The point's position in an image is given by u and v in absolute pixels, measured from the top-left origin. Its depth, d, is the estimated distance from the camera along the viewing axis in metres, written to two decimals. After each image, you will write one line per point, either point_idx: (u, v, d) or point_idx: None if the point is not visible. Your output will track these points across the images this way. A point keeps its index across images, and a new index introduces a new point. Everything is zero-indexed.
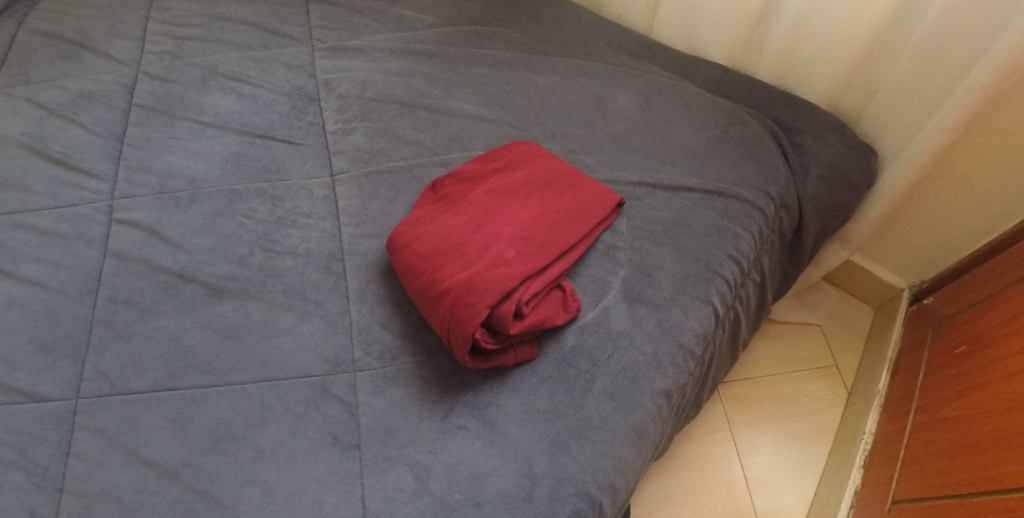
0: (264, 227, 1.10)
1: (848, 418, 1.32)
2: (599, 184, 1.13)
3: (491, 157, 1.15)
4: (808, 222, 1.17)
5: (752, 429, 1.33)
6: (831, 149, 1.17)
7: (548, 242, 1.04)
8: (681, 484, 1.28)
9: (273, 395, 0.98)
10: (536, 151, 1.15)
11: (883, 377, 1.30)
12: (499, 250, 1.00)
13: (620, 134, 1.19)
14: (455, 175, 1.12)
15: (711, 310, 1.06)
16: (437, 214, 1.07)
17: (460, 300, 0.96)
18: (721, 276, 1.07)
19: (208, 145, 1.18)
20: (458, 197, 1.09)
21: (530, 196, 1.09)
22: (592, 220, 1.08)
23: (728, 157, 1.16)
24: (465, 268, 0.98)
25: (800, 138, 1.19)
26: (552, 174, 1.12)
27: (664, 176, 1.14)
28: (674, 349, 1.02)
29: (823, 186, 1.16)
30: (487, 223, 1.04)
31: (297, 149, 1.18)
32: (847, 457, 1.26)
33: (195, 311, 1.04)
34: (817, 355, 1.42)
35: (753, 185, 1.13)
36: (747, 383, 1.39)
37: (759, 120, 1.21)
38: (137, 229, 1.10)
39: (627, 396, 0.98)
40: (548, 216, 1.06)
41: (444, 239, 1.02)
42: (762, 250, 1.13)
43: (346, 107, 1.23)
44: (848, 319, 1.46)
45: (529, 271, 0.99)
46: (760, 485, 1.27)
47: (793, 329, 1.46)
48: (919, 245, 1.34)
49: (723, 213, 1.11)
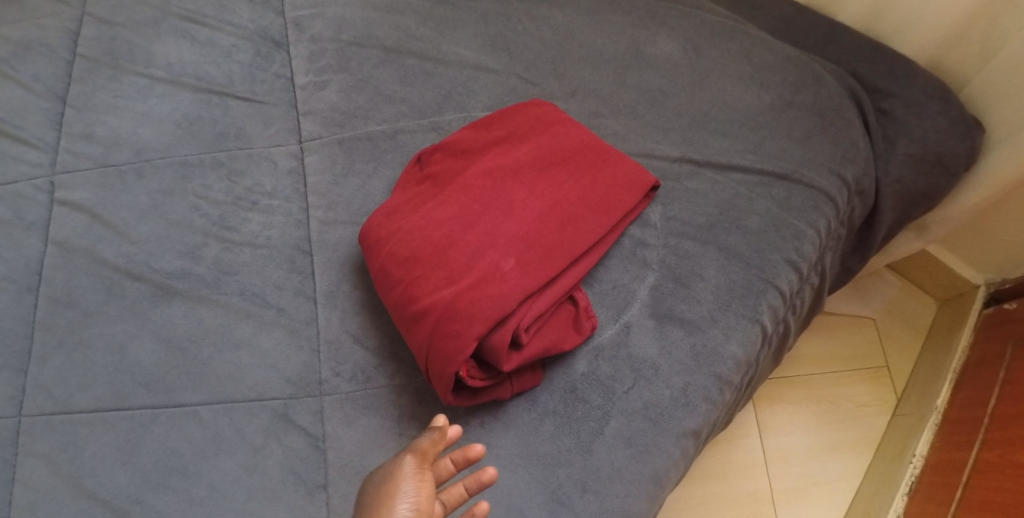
0: (221, 209, 0.93)
1: (895, 431, 1.18)
2: (630, 160, 0.90)
3: (496, 123, 0.92)
4: (883, 211, 0.96)
5: (781, 436, 1.20)
6: (928, 122, 0.92)
7: (559, 243, 0.82)
8: (700, 493, 1.16)
9: (228, 422, 0.84)
10: (552, 116, 0.92)
11: (942, 392, 1.15)
12: (495, 257, 0.79)
13: (658, 92, 0.96)
14: (447, 147, 0.90)
15: (760, 331, 0.85)
16: (420, 203, 0.85)
17: (441, 327, 0.76)
18: (775, 287, 0.86)
19: (158, 107, 1.00)
20: (448, 180, 0.87)
21: (540, 179, 0.86)
22: (617, 210, 0.86)
23: (798, 127, 0.92)
24: (450, 281, 0.78)
25: (887, 104, 0.95)
26: (569, 147, 0.89)
27: (713, 151, 0.91)
28: (708, 382, 0.83)
29: (910, 168, 0.93)
30: (481, 217, 0.82)
31: (259, 109, 0.98)
32: (891, 477, 1.13)
33: (141, 315, 0.88)
34: (867, 354, 1.26)
35: (825, 167, 0.90)
36: (785, 385, 1.24)
37: (839, 79, 0.97)
38: (79, 213, 0.94)
39: (646, 441, 0.81)
40: (562, 206, 0.84)
41: (427, 239, 0.81)
42: (826, 248, 0.92)
43: (319, 54, 1.01)
44: (907, 313, 1.29)
45: (533, 288, 0.78)
46: (786, 498, 1.15)
47: (840, 323, 1.29)
48: (1011, 240, 1.15)
49: (785, 202, 0.89)
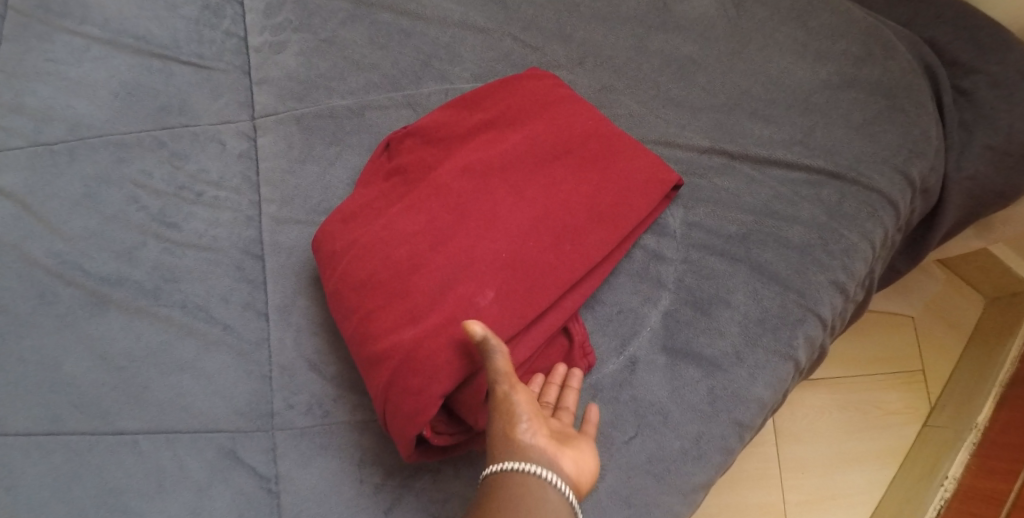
0: (161, 201, 0.79)
1: (924, 445, 1.04)
2: (646, 151, 0.72)
3: (480, 100, 0.74)
4: (948, 211, 0.79)
5: (799, 443, 1.04)
6: (1017, 109, 0.76)
7: (552, 266, 0.65)
8: (705, 503, 1.01)
9: (170, 456, 0.72)
10: (552, 92, 0.74)
11: (984, 408, 1.03)
12: (468, 288, 0.63)
13: (688, 62, 0.78)
14: (420, 130, 0.73)
15: (792, 369, 0.70)
16: (384, 206, 0.69)
17: (399, 377, 0.61)
18: (816, 315, 0.70)
19: (92, 72, 0.85)
20: (419, 176, 0.70)
21: (533, 176, 0.69)
22: (628, 218, 0.68)
23: (859, 111, 0.76)
24: (413, 318, 0.62)
25: (969, 81, 0.79)
26: (569, 134, 0.71)
27: (748, 141, 0.75)
28: (726, 430, 0.68)
29: (987, 163, 0.77)
30: (455, 230, 0.65)
31: (206, 75, 0.84)
32: (918, 499, 1.00)
33: (73, 328, 0.76)
34: (902, 356, 1.10)
35: (885, 161, 0.74)
36: (809, 386, 1.08)
37: (910, 45, 0.80)
38: (6, 201, 0.80)
39: (646, 501, 0.66)
40: (558, 215, 0.67)
41: (388, 259, 0.65)
42: (879, 259, 0.76)
43: (277, 6, 0.85)
44: (948, 311, 1.13)
45: (513, 328, 0.62)
46: (800, 512, 1.01)
47: (875, 319, 1.12)
48: None
49: (833, 208, 0.72)
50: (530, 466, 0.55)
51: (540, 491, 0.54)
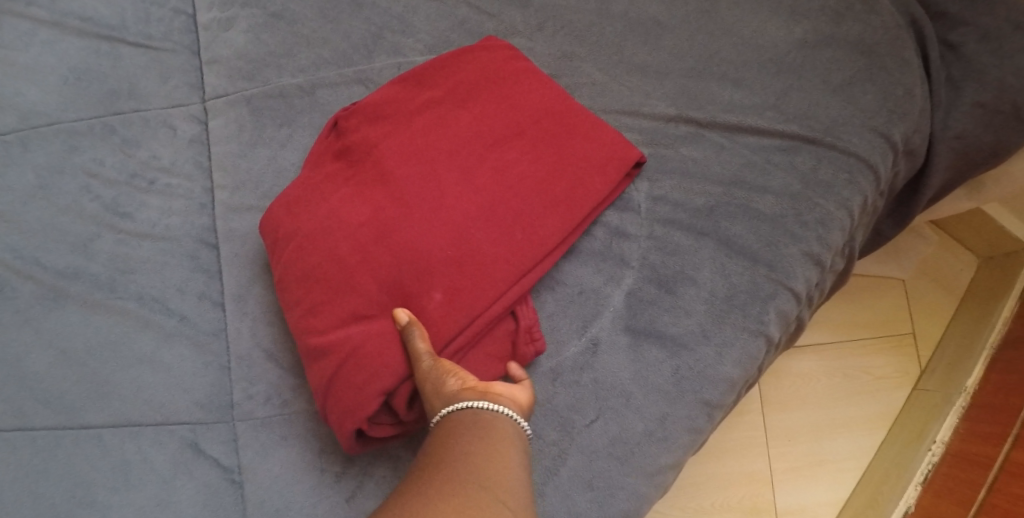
0: (115, 191, 0.78)
1: (912, 409, 1.01)
2: (603, 125, 0.69)
3: (430, 74, 0.70)
4: (934, 173, 0.75)
5: (788, 411, 1.02)
6: (1008, 62, 0.71)
7: (501, 259, 0.63)
8: (689, 472, 0.99)
9: (133, 449, 0.70)
10: (506, 66, 0.70)
11: (974, 370, 0.99)
12: (414, 287, 0.61)
13: (652, 23, 0.73)
14: (365, 106, 0.68)
15: (764, 344, 0.67)
16: (326, 190, 0.64)
17: (339, 374, 0.59)
18: (788, 288, 0.67)
19: (39, 57, 0.82)
20: (363, 157, 0.66)
21: (483, 161, 0.66)
22: (583, 202, 0.66)
23: (837, 72, 0.71)
24: (357, 316, 0.60)
25: (957, 34, 0.74)
26: (522, 114, 0.68)
27: (717, 104, 0.70)
28: (692, 410, 0.66)
29: (975, 121, 0.72)
30: (400, 220, 0.62)
31: (154, 57, 0.81)
32: (906, 463, 0.97)
33: (32, 324, 0.74)
34: (892, 319, 1.06)
35: (868, 124, 0.69)
36: (797, 354, 1.05)
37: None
38: None
39: (610, 483, 0.65)
40: (510, 204, 0.64)
41: (331, 251, 0.61)
42: (859, 227, 0.72)
43: None
44: (941, 272, 1.08)
45: (460, 326, 0.61)
46: (787, 479, 0.99)
47: (864, 283, 1.08)
48: None
49: (806, 175, 0.68)
50: (474, 402, 0.55)
51: (493, 422, 0.54)
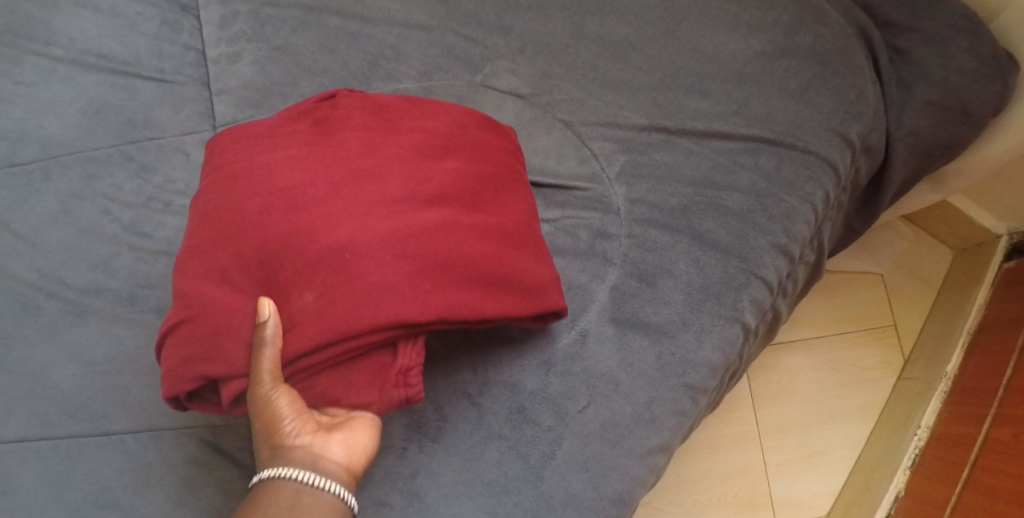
0: (133, 212, 0.84)
1: (898, 398, 1.07)
2: (545, 258, 0.71)
3: (436, 112, 0.74)
4: (895, 170, 0.81)
5: (777, 405, 1.08)
6: (952, 61, 0.78)
7: (389, 290, 0.60)
8: (683, 469, 1.05)
9: (155, 453, 0.76)
10: (507, 155, 0.74)
11: (953, 357, 1.05)
12: (295, 275, 0.62)
13: (624, 45, 0.81)
14: (352, 104, 0.72)
15: (740, 331, 0.73)
16: (283, 144, 0.69)
17: (178, 329, 0.61)
18: (759, 278, 0.73)
19: (60, 92, 0.89)
20: (333, 131, 0.70)
21: (418, 205, 0.66)
22: (499, 299, 0.65)
23: (793, 79, 0.78)
24: (229, 284, 0.62)
25: (903, 40, 0.81)
26: (486, 189, 0.70)
27: (686, 114, 0.77)
28: (677, 394, 0.72)
29: (927, 118, 0.79)
30: (322, 204, 0.64)
31: (168, 89, 0.88)
32: (893, 448, 1.03)
33: (57, 337, 0.80)
34: (873, 313, 1.12)
35: (824, 126, 0.76)
36: (783, 350, 1.11)
37: (845, 12, 0.82)
38: None
39: (604, 464, 0.70)
40: (422, 251, 0.63)
41: (256, 194, 0.65)
42: (825, 220, 0.79)
43: (230, 17, 0.88)
44: (917, 265, 1.15)
45: (322, 337, 0.59)
46: (782, 470, 1.05)
47: (844, 279, 1.14)
48: None
49: (771, 175, 0.75)
50: (297, 475, 0.58)
51: (308, 503, 0.58)
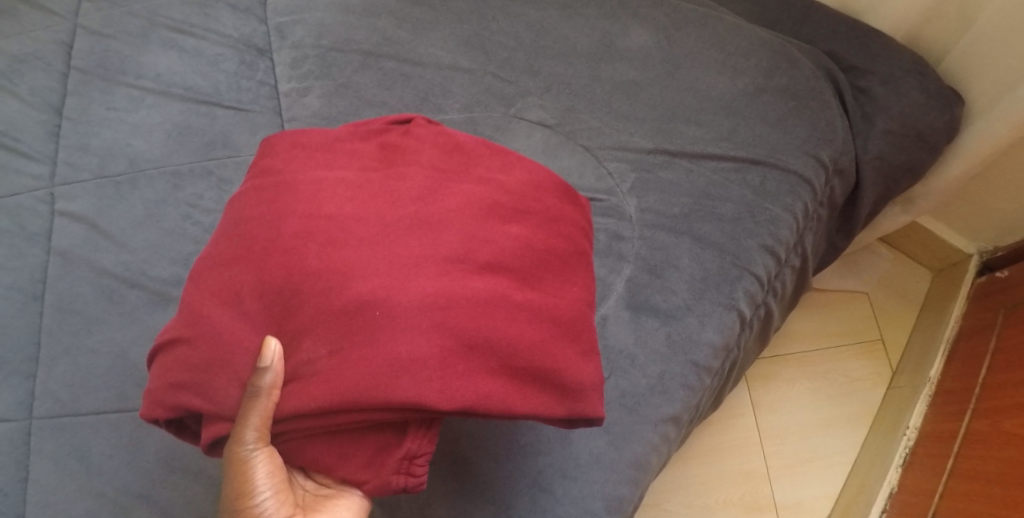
0: (212, 217, 0.98)
1: (889, 404, 1.19)
2: (593, 355, 0.76)
3: (514, 170, 0.83)
4: (866, 189, 0.96)
5: (776, 413, 1.20)
6: (905, 98, 0.93)
7: (414, 365, 0.66)
8: (691, 474, 1.17)
9: None
10: (578, 239, 0.81)
11: (936, 362, 1.16)
12: (329, 327, 0.69)
13: (631, 84, 0.96)
14: (422, 137, 0.84)
15: (736, 317, 0.87)
16: (350, 161, 0.81)
17: (187, 351, 0.71)
18: (751, 273, 0.88)
19: (148, 118, 1.03)
20: (397, 161, 0.82)
21: (465, 279, 0.72)
22: (518, 390, 0.70)
23: (772, 111, 0.93)
24: (246, 324, 0.71)
25: (865, 82, 0.96)
26: (541, 268, 0.76)
27: (687, 141, 0.92)
28: (685, 369, 0.85)
29: (889, 144, 0.93)
30: (367, 248, 0.73)
31: (245, 116, 1.02)
32: (886, 448, 1.13)
33: (138, 321, 0.94)
34: (862, 328, 1.26)
35: (799, 149, 0.91)
36: (779, 362, 1.24)
37: (814, 59, 0.97)
38: (79, 223, 0.99)
39: (624, 428, 0.82)
40: (456, 334, 0.69)
41: (295, 213, 0.75)
42: (806, 230, 0.94)
43: (301, 60, 1.04)
44: (900, 285, 1.29)
45: (348, 393, 0.66)
46: (783, 474, 1.16)
47: (834, 299, 1.28)
48: (999, 209, 1.16)
49: (758, 188, 0.90)
50: None
51: None
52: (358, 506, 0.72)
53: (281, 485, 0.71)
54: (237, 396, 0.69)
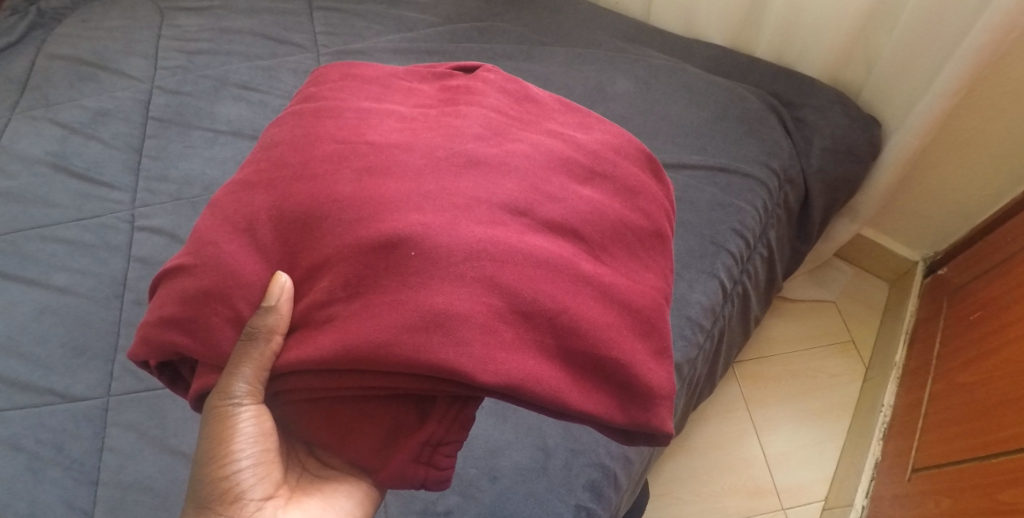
0: None
1: (866, 393, 1.44)
2: (665, 357, 0.80)
3: (593, 132, 0.91)
4: (814, 196, 1.21)
5: (768, 409, 1.45)
6: (835, 122, 1.21)
7: (453, 318, 0.69)
8: (701, 463, 1.40)
9: None
10: (657, 220, 0.87)
11: (899, 349, 1.40)
12: (350, 271, 0.72)
13: (620, 116, 1.20)
14: (488, 81, 0.93)
15: (718, 284, 1.06)
16: (416, 97, 0.91)
17: (187, 280, 0.75)
18: (726, 250, 1.07)
19: (221, 152, 1.24)
20: (457, 100, 0.91)
21: (522, 236, 0.76)
22: (558, 374, 0.72)
23: (731, 133, 1.17)
24: (258, 260, 0.76)
25: (801, 112, 1.23)
26: (613, 242, 0.81)
27: (666, 155, 1.15)
28: (682, 323, 1.02)
29: (827, 159, 1.19)
30: (411, 176, 0.78)
31: None
32: (867, 427, 1.36)
33: None
34: (835, 331, 1.53)
35: (756, 160, 1.15)
36: (766, 362, 1.51)
37: (760, 97, 1.24)
38: (159, 235, 1.15)
39: None
40: (504, 298, 0.72)
41: (332, 138, 0.82)
42: (768, 225, 1.15)
43: None
44: (861, 294, 1.57)
45: (369, 340, 0.68)
46: (779, 460, 1.40)
47: (807, 307, 1.57)
48: (929, 216, 1.42)
49: (726, 188, 1.12)
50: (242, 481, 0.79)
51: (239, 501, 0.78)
52: (354, 490, 0.82)
53: (267, 455, 0.79)
54: (234, 340, 0.74)
